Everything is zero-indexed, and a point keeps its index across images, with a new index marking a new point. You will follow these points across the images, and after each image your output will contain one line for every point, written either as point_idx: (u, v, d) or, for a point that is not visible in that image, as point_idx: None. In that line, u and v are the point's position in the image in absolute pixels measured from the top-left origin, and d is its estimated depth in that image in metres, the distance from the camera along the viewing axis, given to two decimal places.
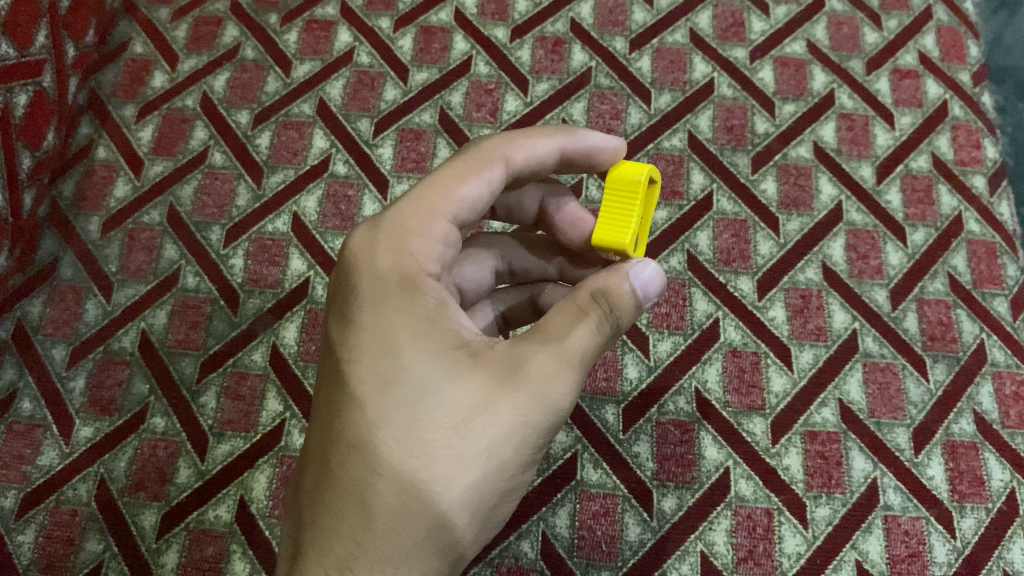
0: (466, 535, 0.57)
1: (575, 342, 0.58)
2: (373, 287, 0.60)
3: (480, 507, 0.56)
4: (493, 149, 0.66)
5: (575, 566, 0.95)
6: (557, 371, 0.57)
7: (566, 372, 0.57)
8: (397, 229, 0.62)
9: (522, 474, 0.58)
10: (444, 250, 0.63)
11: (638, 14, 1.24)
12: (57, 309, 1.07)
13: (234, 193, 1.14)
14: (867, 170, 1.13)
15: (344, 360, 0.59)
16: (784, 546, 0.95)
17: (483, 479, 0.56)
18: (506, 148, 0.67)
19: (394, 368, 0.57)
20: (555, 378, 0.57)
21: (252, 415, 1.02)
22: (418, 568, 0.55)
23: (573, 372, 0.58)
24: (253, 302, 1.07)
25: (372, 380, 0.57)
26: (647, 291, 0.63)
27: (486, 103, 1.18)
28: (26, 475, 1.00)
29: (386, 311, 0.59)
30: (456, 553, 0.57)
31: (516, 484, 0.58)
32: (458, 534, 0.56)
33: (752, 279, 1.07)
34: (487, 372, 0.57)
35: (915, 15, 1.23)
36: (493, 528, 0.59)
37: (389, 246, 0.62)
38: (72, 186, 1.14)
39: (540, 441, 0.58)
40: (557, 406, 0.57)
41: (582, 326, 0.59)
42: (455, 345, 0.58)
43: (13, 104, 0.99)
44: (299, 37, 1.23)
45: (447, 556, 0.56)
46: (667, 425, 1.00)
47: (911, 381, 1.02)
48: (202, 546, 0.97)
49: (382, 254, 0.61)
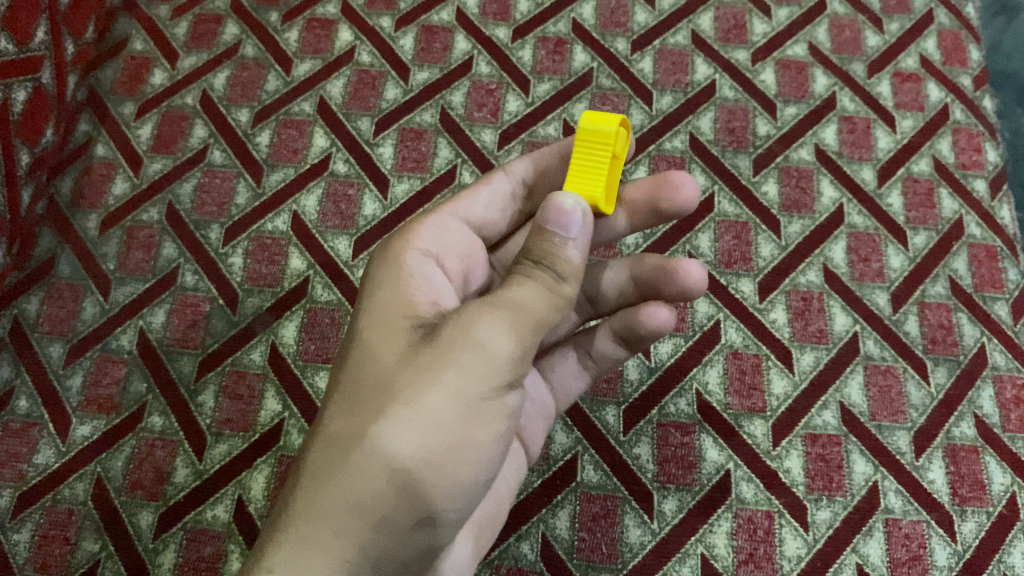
0: (402, 491, 0.56)
1: (505, 293, 0.59)
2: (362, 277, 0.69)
3: (409, 463, 0.56)
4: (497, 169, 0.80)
5: (575, 568, 0.95)
6: (481, 318, 0.58)
7: (492, 312, 0.58)
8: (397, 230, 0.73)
9: (460, 425, 0.57)
10: (444, 236, 0.72)
11: (640, 15, 1.23)
12: (53, 307, 1.07)
13: (234, 191, 1.13)
14: (868, 173, 1.13)
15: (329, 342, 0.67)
16: (785, 549, 0.95)
17: (410, 428, 0.56)
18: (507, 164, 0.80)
19: (353, 339, 0.63)
20: (478, 324, 0.58)
21: (251, 415, 1.01)
22: (336, 526, 0.56)
23: (500, 318, 0.58)
24: (252, 301, 1.07)
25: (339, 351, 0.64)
26: (560, 224, 0.59)
27: (487, 103, 1.17)
28: (22, 474, 0.99)
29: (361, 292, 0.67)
30: (381, 514, 0.56)
31: (454, 439, 0.57)
32: (384, 493, 0.56)
33: (753, 281, 1.06)
34: (424, 332, 0.60)
35: (916, 18, 1.23)
36: (439, 489, 0.57)
37: (383, 243, 0.71)
38: (70, 183, 1.13)
39: (472, 395, 0.57)
40: (484, 353, 0.57)
41: (514, 280, 0.60)
42: (406, 317, 0.63)
43: (11, 100, 0.98)
44: (300, 36, 1.23)
45: (369, 516, 0.56)
46: (668, 427, 0.99)
47: (912, 385, 1.02)
48: (200, 546, 0.96)
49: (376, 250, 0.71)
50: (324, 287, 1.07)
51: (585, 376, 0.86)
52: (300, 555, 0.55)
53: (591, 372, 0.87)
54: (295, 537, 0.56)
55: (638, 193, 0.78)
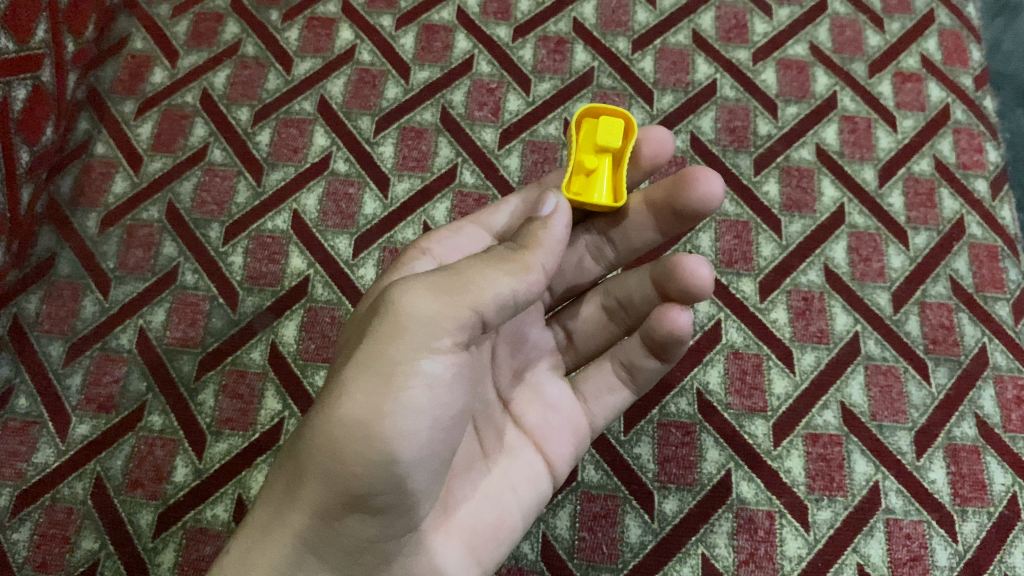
0: (325, 474, 0.58)
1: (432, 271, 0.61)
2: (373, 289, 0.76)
3: (328, 441, 0.58)
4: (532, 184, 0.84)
5: (576, 567, 0.94)
6: (396, 295, 0.60)
7: (408, 288, 0.60)
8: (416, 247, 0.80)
9: (368, 399, 0.57)
10: (457, 242, 0.76)
11: (640, 15, 1.23)
12: (53, 306, 1.06)
13: (234, 190, 1.13)
14: (869, 173, 1.13)
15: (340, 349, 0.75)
16: (786, 549, 0.95)
17: (328, 410, 0.58)
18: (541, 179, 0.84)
19: (343, 340, 0.70)
20: (393, 301, 0.60)
21: (251, 414, 1.01)
22: (284, 505, 0.61)
23: (413, 293, 0.59)
24: (253, 300, 1.07)
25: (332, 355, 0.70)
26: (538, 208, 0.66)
27: (488, 102, 1.17)
28: (21, 473, 0.99)
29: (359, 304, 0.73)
30: (313, 492, 0.59)
31: (363, 417, 0.57)
32: (313, 471, 0.59)
33: (754, 280, 1.06)
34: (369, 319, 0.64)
35: (917, 18, 1.23)
36: (353, 472, 0.57)
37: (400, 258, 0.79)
38: (70, 182, 1.13)
39: (384, 368, 0.58)
40: (393, 327, 0.58)
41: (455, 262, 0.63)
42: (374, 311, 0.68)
43: (11, 98, 0.98)
44: (300, 35, 1.23)
45: (306, 494, 0.60)
46: (669, 427, 0.99)
47: (913, 385, 1.02)
48: (199, 546, 0.96)
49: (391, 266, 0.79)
50: (325, 286, 1.07)
51: (620, 388, 0.79)
52: (264, 532, 0.62)
53: (627, 385, 0.79)
54: (261, 521, 0.63)
55: (659, 192, 0.76)
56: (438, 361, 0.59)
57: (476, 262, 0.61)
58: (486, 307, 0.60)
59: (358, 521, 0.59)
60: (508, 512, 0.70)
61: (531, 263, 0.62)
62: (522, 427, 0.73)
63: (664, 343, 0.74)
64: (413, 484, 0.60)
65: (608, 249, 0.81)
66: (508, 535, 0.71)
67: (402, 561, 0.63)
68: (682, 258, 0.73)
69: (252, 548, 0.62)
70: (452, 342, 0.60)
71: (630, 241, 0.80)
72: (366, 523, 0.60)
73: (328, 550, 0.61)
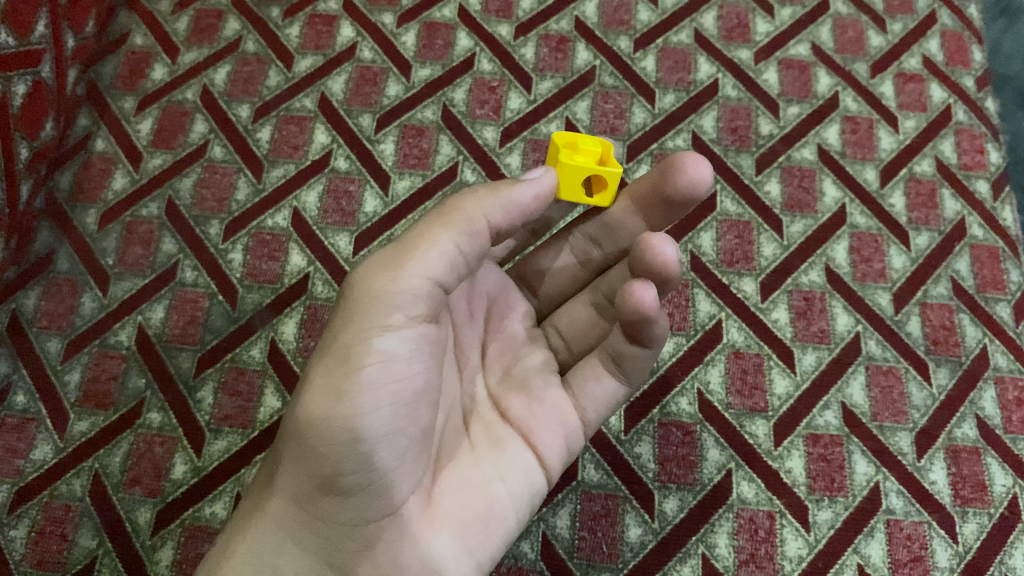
0: (297, 457, 0.60)
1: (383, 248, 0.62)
2: None
3: (296, 425, 0.60)
4: None
5: (576, 567, 0.94)
6: (351, 278, 0.61)
7: (361, 269, 0.61)
8: None
9: (328, 381, 0.59)
10: None
11: (643, 14, 1.23)
12: (52, 302, 1.06)
13: (233, 187, 1.12)
14: (870, 173, 1.13)
15: None
16: (787, 549, 0.94)
17: (296, 396, 0.61)
18: None
19: None
20: (349, 285, 0.61)
21: (251, 411, 1.01)
22: (266, 492, 0.63)
23: (364, 272, 0.60)
24: (252, 297, 1.06)
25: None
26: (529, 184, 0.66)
27: (489, 100, 1.17)
28: (19, 470, 0.99)
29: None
30: (291, 476, 0.61)
31: (325, 398, 0.58)
32: (288, 456, 0.61)
33: (756, 280, 1.06)
34: None
35: (919, 19, 1.23)
36: (321, 453, 0.58)
37: None
38: (69, 178, 1.13)
39: (341, 350, 0.59)
40: (348, 308, 0.60)
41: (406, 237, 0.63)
42: None
43: (10, 94, 0.98)
44: (301, 32, 1.22)
45: (284, 479, 0.61)
46: (669, 426, 0.99)
47: (914, 386, 1.02)
48: (198, 543, 0.96)
49: None
50: (325, 284, 1.06)
51: (607, 377, 0.74)
52: (249, 520, 0.63)
53: (615, 374, 0.74)
54: (247, 511, 0.64)
55: (645, 185, 0.73)
56: (394, 338, 0.59)
57: (421, 226, 0.60)
58: (436, 276, 0.60)
59: (332, 504, 0.60)
60: (498, 502, 0.67)
61: (474, 213, 0.61)
62: (509, 419, 0.71)
63: (636, 323, 0.67)
64: (382, 462, 0.59)
65: (595, 249, 0.80)
66: (499, 528, 0.68)
67: (385, 547, 0.61)
68: (650, 236, 0.68)
69: (239, 537, 0.63)
70: (406, 317, 0.60)
71: (617, 237, 0.78)
72: (339, 505, 0.60)
73: (308, 536, 0.61)
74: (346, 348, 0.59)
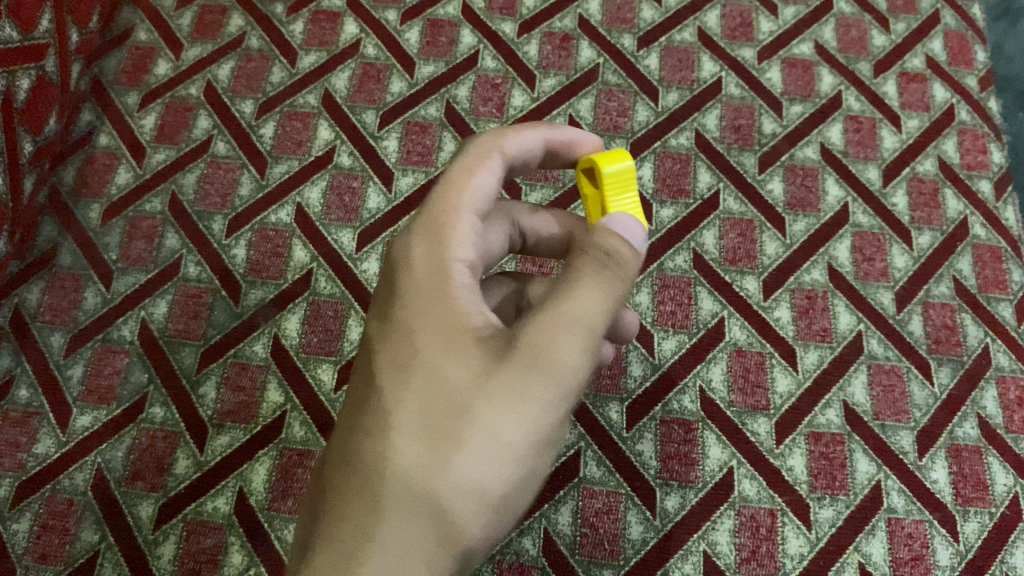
0: (444, 518, 0.50)
1: (572, 304, 0.53)
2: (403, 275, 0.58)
3: (488, 497, 0.51)
4: (488, 140, 0.64)
5: (577, 564, 0.94)
6: (555, 339, 0.52)
7: (565, 331, 0.52)
8: (427, 222, 0.59)
9: (523, 454, 0.51)
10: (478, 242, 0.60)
11: (646, 12, 1.23)
12: (55, 296, 1.06)
13: (237, 183, 1.13)
14: (874, 173, 1.13)
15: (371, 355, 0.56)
16: (788, 547, 0.95)
17: (469, 466, 0.50)
18: (500, 138, 0.64)
19: (409, 352, 0.54)
20: (556, 346, 0.52)
21: (253, 406, 1.01)
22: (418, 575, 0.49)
23: (575, 337, 0.52)
24: (255, 293, 1.06)
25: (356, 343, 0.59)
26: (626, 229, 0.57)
27: (492, 97, 1.17)
28: (21, 463, 0.99)
29: (383, 278, 0.59)
30: (456, 546, 0.51)
31: (523, 470, 0.52)
32: (461, 534, 0.50)
33: (758, 279, 1.06)
34: (483, 350, 0.53)
35: (923, 19, 1.23)
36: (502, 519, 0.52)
37: (425, 237, 0.59)
38: (73, 173, 1.13)
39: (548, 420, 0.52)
40: (565, 376, 0.52)
41: (578, 287, 0.54)
42: (464, 329, 0.54)
43: (14, 88, 0.98)
44: (305, 28, 1.22)
45: (446, 552, 0.50)
46: (672, 424, 0.99)
47: (915, 385, 1.02)
48: (200, 538, 0.96)
49: (413, 247, 0.58)
50: (327, 279, 1.07)
51: None
52: None
53: None
54: None
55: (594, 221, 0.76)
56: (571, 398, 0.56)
57: (590, 277, 0.54)
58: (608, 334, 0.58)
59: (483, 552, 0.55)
60: None
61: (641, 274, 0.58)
62: None
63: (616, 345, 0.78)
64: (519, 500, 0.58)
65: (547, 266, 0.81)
66: None
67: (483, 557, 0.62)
68: None
69: None
70: None
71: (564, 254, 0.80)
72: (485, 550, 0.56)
73: None
74: (521, 396, 0.51)
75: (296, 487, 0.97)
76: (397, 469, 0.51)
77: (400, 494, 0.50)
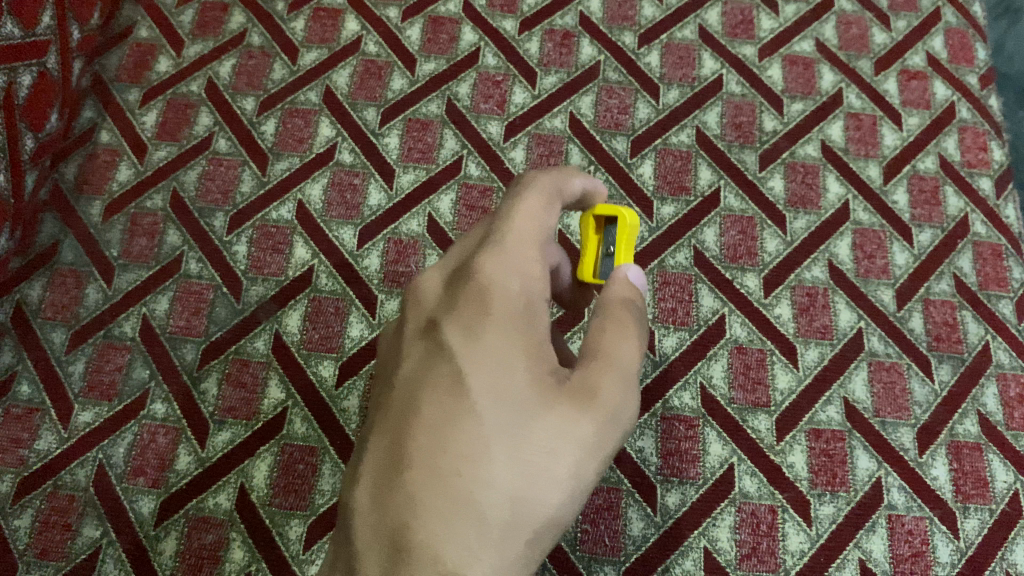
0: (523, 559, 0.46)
1: (629, 354, 0.56)
2: (488, 295, 0.52)
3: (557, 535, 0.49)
4: (560, 177, 0.60)
5: (578, 560, 0.94)
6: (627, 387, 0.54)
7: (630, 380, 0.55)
8: (512, 247, 0.54)
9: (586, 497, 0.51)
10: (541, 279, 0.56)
11: (647, 9, 1.23)
12: (56, 293, 1.06)
13: (238, 179, 1.13)
14: (874, 170, 1.13)
15: (439, 380, 0.48)
16: (788, 544, 0.95)
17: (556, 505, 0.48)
18: (569, 177, 0.60)
19: (502, 380, 0.49)
20: (628, 394, 0.54)
21: (254, 403, 1.01)
22: None
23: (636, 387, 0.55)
24: (256, 290, 1.07)
25: (424, 352, 0.51)
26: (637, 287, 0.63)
27: (493, 94, 1.17)
28: (23, 460, 0.99)
29: (466, 287, 0.53)
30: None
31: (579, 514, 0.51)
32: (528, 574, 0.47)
33: (759, 276, 1.06)
34: (566, 393, 0.51)
35: (923, 16, 1.23)
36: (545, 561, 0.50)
37: (512, 260, 0.54)
38: (74, 170, 1.13)
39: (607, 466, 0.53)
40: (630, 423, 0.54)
41: (631, 338, 0.56)
42: (549, 367, 0.52)
43: (16, 84, 0.98)
44: (306, 25, 1.22)
45: None
46: (672, 420, 0.99)
47: (916, 382, 1.02)
48: (201, 534, 0.96)
49: (500, 267, 0.53)
50: (328, 276, 1.07)
51: None
52: None
53: None
54: None
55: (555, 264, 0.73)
56: None
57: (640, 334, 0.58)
58: None
59: None
60: None
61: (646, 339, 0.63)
62: None
63: None
64: None
65: None
66: None
67: None
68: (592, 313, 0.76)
69: None
70: None
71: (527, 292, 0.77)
72: None
73: None
74: (602, 448, 0.51)
75: (297, 484, 0.97)
76: (495, 501, 0.45)
77: (498, 527, 0.45)
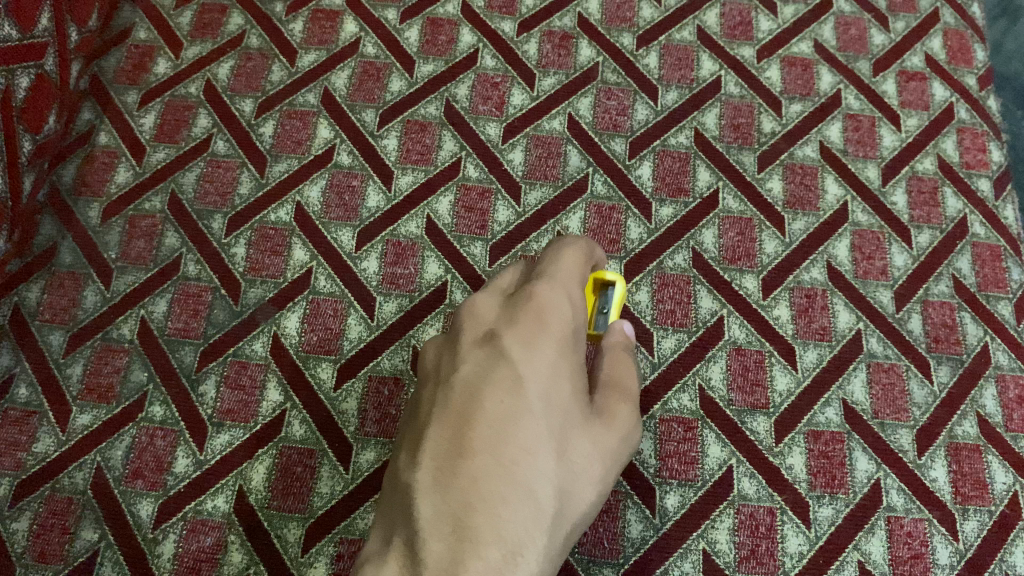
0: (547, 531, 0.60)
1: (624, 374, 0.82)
2: (541, 322, 0.71)
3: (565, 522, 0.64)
4: (588, 251, 0.84)
5: (577, 562, 0.94)
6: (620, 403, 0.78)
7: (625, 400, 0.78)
8: (555, 293, 0.74)
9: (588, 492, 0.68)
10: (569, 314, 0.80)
11: (645, 11, 1.23)
12: (54, 295, 1.06)
13: (236, 181, 1.13)
14: (873, 171, 1.13)
15: (502, 382, 0.64)
16: (787, 546, 0.95)
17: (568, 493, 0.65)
18: (592, 251, 0.85)
19: (547, 389, 0.67)
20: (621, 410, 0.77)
21: (253, 405, 1.01)
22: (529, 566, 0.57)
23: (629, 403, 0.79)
24: (255, 292, 1.06)
25: (484, 361, 0.67)
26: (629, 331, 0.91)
27: (492, 96, 1.17)
28: (21, 462, 0.99)
29: (526, 307, 0.72)
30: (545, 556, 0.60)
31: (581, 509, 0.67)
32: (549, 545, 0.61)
33: (757, 277, 1.06)
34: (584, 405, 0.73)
35: (922, 17, 1.23)
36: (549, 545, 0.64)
37: (556, 303, 0.73)
38: (72, 172, 1.13)
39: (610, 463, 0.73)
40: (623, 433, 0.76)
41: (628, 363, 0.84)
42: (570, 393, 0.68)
43: (14, 87, 0.98)
44: (304, 27, 1.22)
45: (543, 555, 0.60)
46: (671, 422, 0.99)
47: (915, 383, 1.02)
48: (200, 537, 0.96)
49: (549, 306, 0.72)
50: (327, 278, 1.07)
51: None
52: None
53: None
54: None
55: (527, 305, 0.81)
56: None
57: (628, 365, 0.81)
58: None
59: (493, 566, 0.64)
60: None
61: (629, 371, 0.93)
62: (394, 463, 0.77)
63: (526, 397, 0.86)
64: None
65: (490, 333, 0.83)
66: None
67: None
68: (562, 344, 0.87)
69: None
70: None
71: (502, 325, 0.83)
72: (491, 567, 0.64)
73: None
74: (607, 449, 0.72)
75: (296, 486, 0.97)
76: (537, 487, 0.60)
77: (530, 505, 0.59)
